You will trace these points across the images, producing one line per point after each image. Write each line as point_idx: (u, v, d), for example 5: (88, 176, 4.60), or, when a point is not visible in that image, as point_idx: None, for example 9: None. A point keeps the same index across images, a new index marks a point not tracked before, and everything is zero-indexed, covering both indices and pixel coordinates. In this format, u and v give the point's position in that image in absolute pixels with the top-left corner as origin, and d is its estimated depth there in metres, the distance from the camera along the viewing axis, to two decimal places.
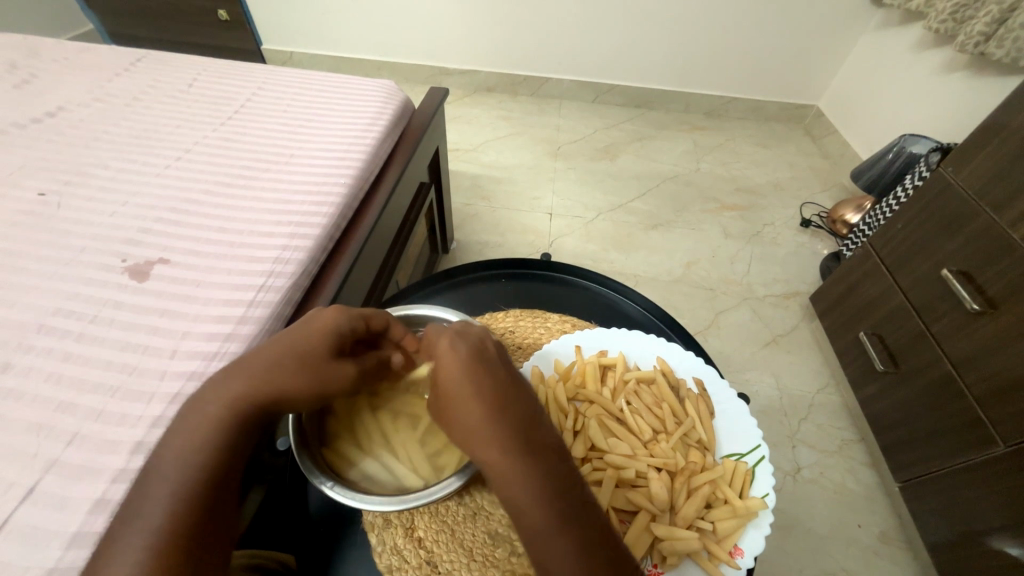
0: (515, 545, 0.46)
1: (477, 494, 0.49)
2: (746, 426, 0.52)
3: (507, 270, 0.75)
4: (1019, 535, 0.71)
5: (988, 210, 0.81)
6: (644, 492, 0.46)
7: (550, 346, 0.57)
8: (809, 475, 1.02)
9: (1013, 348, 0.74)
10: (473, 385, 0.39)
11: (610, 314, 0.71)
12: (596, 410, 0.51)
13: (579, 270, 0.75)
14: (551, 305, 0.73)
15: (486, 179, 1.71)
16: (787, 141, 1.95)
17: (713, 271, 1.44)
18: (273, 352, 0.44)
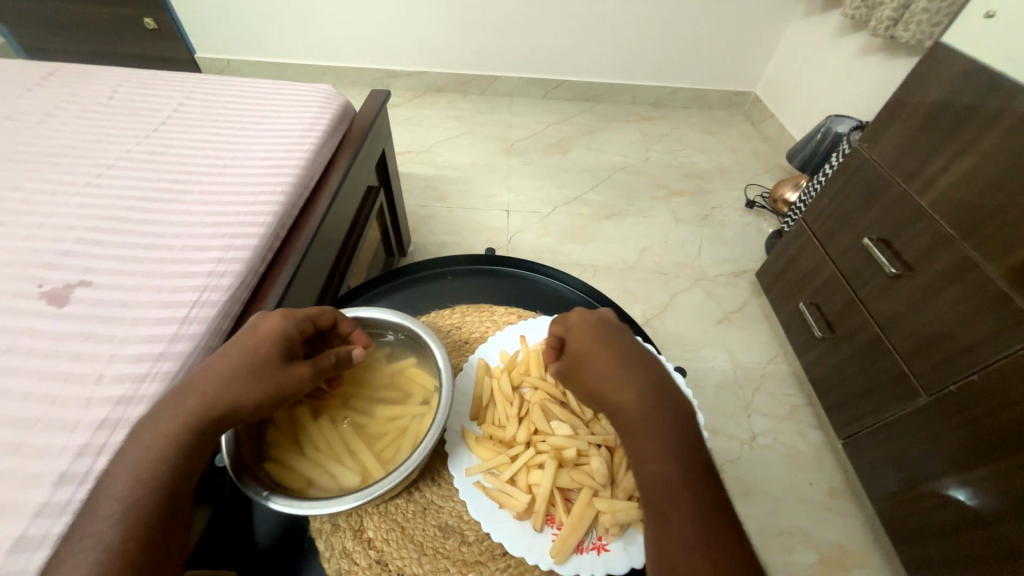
0: (465, 534, 0.47)
1: (427, 489, 0.49)
2: None
3: (452, 269, 0.75)
4: (965, 479, 0.74)
5: (899, 179, 0.88)
6: (586, 470, 0.44)
7: (496, 336, 0.57)
8: (764, 441, 1.07)
9: (930, 305, 0.81)
10: (608, 355, 0.44)
11: (553, 302, 0.72)
12: (540, 395, 0.49)
13: (523, 262, 0.76)
14: (498, 298, 0.73)
15: (440, 180, 1.71)
16: (729, 127, 2.04)
17: (666, 255, 1.49)
18: (230, 360, 0.43)
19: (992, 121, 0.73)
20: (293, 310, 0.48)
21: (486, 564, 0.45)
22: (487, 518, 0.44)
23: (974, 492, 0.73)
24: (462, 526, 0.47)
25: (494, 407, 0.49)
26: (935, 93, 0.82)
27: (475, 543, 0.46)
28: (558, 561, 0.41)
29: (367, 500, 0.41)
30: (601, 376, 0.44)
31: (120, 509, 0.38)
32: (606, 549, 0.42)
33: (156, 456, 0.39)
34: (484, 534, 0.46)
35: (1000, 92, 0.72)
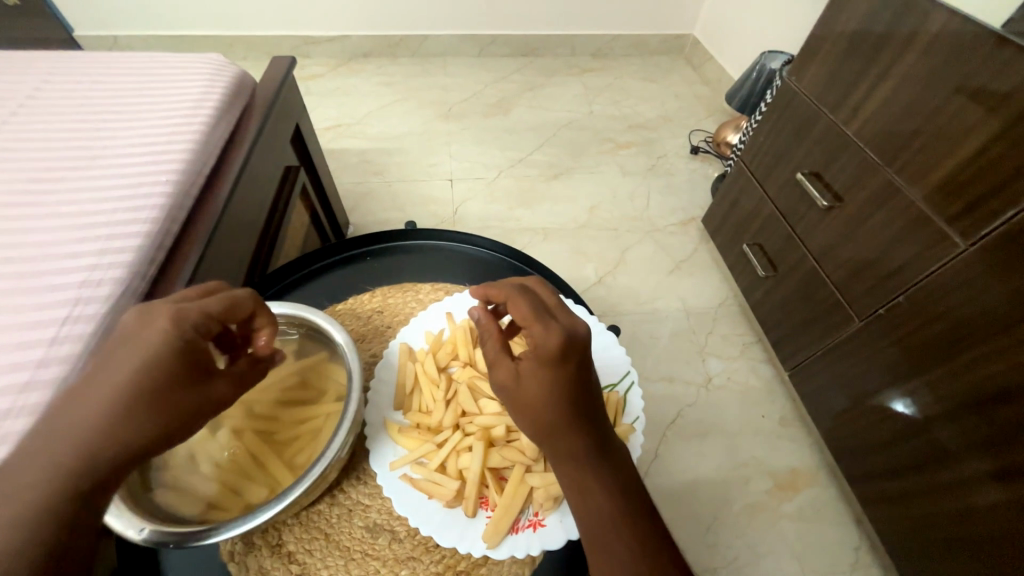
0: (396, 531, 0.44)
1: (351, 490, 0.46)
2: (615, 359, 0.54)
3: (368, 248, 0.68)
4: (897, 394, 0.78)
5: (826, 110, 0.87)
6: (518, 447, 0.43)
7: (420, 316, 0.54)
8: (719, 382, 1.11)
9: (859, 234, 0.83)
10: (541, 333, 0.43)
11: (482, 273, 0.66)
12: (469, 374, 0.47)
13: (444, 232, 0.69)
14: (420, 276, 0.66)
15: (376, 154, 1.61)
16: (670, 73, 2.00)
17: (616, 211, 1.48)
18: (113, 375, 0.35)
19: (908, 43, 0.72)
20: (194, 309, 0.38)
21: (419, 560, 0.43)
22: (416, 511, 0.42)
23: (907, 402, 0.76)
24: (392, 524, 0.45)
25: (420, 393, 0.47)
26: (853, 21, 0.80)
27: (406, 539, 0.44)
28: (492, 544, 0.40)
29: (271, 516, 0.38)
30: (533, 356, 0.42)
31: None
32: (541, 525, 0.42)
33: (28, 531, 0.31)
34: (415, 528, 0.44)
35: (916, 8, 0.71)
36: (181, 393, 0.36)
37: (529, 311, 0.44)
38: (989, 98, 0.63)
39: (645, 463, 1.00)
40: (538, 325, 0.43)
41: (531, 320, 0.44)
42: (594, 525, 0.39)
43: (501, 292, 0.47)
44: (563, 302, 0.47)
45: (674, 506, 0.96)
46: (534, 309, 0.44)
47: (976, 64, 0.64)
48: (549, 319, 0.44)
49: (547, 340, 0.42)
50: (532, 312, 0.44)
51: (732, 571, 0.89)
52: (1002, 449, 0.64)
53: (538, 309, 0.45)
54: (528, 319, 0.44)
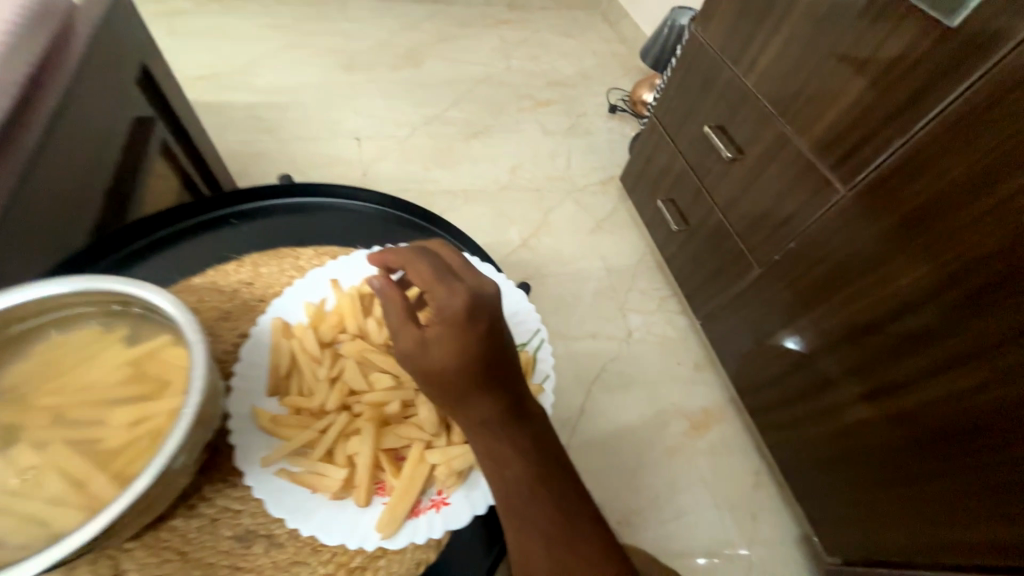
0: (272, 535, 0.40)
1: (216, 498, 0.41)
2: (527, 318, 0.52)
3: (241, 206, 0.61)
4: (791, 331, 0.85)
5: (729, 63, 0.89)
6: (411, 424, 0.42)
7: (298, 287, 0.51)
8: (639, 335, 1.16)
9: (757, 184, 0.87)
10: (446, 296, 0.38)
11: (373, 230, 0.61)
12: (354, 351, 0.45)
13: (332, 186, 0.62)
14: (302, 234, 0.60)
15: (266, 109, 1.41)
16: (588, 28, 1.96)
17: (537, 170, 1.44)
18: None
19: None
20: None
21: (304, 563, 0.39)
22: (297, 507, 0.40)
23: (797, 337, 0.84)
24: (268, 528, 0.40)
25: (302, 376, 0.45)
26: None
27: (285, 542, 0.40)
28: (387, 534, 0.39)
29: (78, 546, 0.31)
30: (439, 322, 0.37)
31: None
32: (445, 504, 0.41)
33: None
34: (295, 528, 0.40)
35: None
36: None
37: (429, 272, 0.39)
38: (855, 62, 0.68)
39: (572, 418, 1.03)
40: (440, 287, 0.38)
41: (432, 281, 0.39)
42: (515, 492, 0.37)
43: (398, 254, 0.41)
44: (467, 261, 0.42)
45: (600, 455, 1.00)
46: (434, 270, 0.39)
47: (852, 20, 0.68)
48: (453, 280, 0.39)
49: (451, 302, 0.37)
50: (432, 273, 0.39)
51: (654, 507, 0.95)
52: (872, 372, 0.72)
53: (439, 268, 0.40)
54: (429, 280, 0.39)
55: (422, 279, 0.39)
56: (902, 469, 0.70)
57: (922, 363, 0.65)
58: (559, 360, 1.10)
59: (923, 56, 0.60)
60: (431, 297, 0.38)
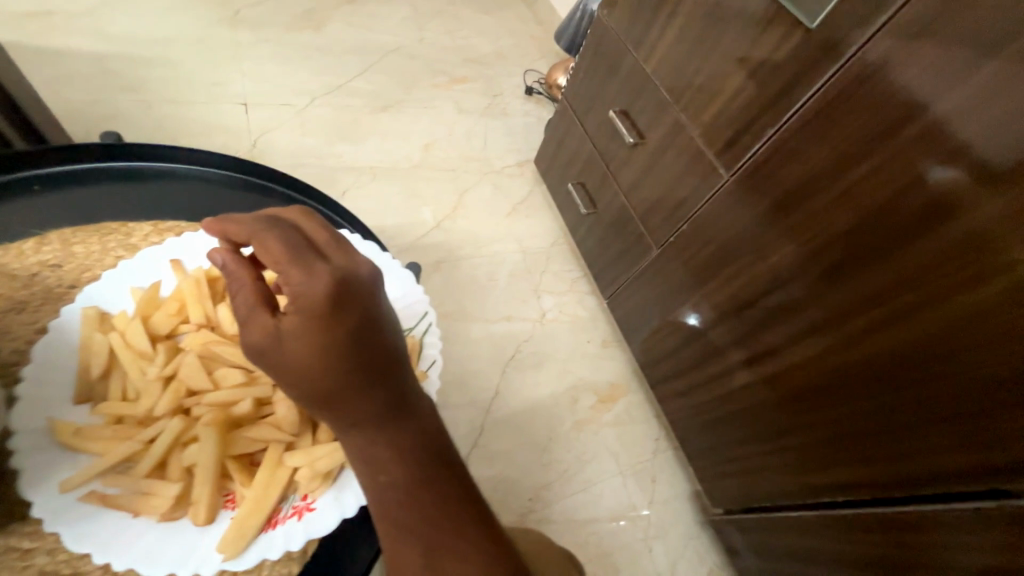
0: (79, 575, 0.37)
1: (4, 537, 0.37)
2: (418, 302, 0.50)
3: (68, 167, 0.54)
4: (686, 306, 0.91)
5: (630, 48, 0.91)
6: (265, 424, 0.40)
7: (125, 270, 0.45)
8: (552, 316, 1.18)
9: (654, 168, 0.91)
10: (300, 279, 0.34)
11: (233, 200, 0.57)
12: (197, 345, 0.42)
13: (186, 150, 0.58)
14: (143, 203, 0.55)
15: (124, 61, 1.19)
16: (506, 7, 1.91)
17: (452, 150, 1.39)
18: None
19: None
20: None
21: None
22: (110, 533, 0.36)
23: (692, 311, 0.90)
24: (73, 566, 0.37)
25: (128, 378, 0.41)
26: None
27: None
28: (230, 556, 0.37)
29: None
30: (292, 308, 0.33)
31: None
32: (308, 510, 0.40)
33: None
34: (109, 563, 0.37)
35: None
36: None
37: (283, 251, 0.35)
38: (730, 61, 0.74)
39: (485, 400, 1.03)
40: (294, 267, 0.34)
41: (286, 261, 0.35)
42: (388, 490, 0.34)
43: (251, 231, 0.37)
44: (338, 238, 0.38)
45: (513, 434, 1.01)
46: (289, 249, 0.35)
47: (728, 18, 0.73)
48: (314, 259, 0.35)
49: (307, 284, 0.34)
50: (287, 252, 0.35)
51: (564, 480, 0.99)
52: (753, 341, 0.80)
53: (297, 246, 0.36)
54: (282, 261, 0.35)
55: (276, 261, 0.35)
56: (773, 424, 0.80)
57: (790, 329, 0.73)
58: (472, 344, 1.09)
59: (786, 56, 0.66)
60: (285, 279, 0.34)
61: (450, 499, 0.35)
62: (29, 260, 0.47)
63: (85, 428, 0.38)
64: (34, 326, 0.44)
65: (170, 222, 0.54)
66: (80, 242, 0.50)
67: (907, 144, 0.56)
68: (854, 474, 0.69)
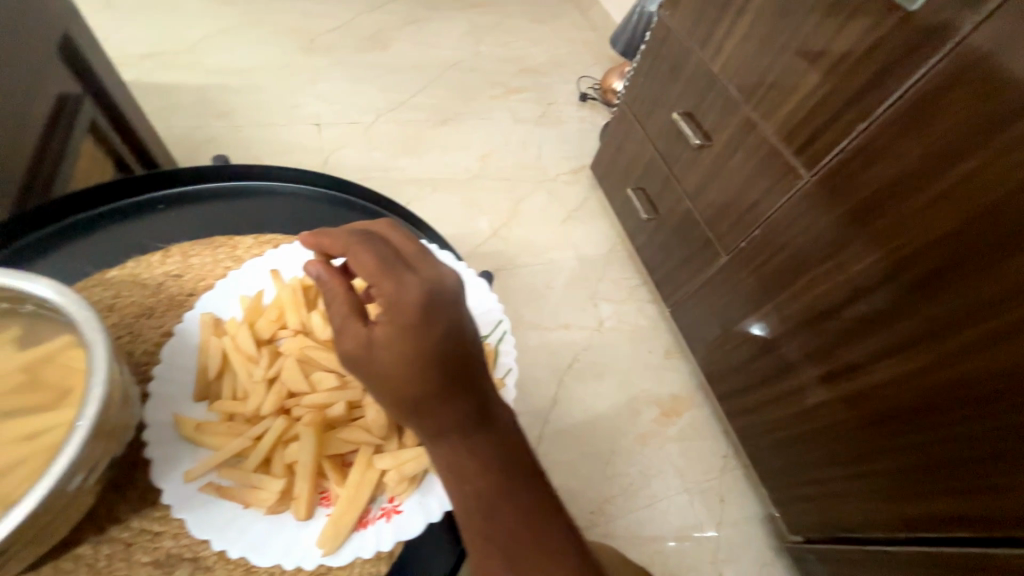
0: (199, 559, 0.40)
1: (139, 519, 0.41)
2: (491, 311, 0.51)
3: (187, 187, 0.61)
4: (755, 315, 0.86)
5: (696, 47, 0.88)
6: (359, 427, 0.43)
7: (232, 281, 0.50)
8: (611, 325, 1.15)
9: (724, 171, 0.86)
10: (391, 292, 0.35)
11: (322, 214, 0.61)
12: (295, 349, 0.45)
13: (280, 169, 0.62)
14: (247, 218, 0.60)
15: (219, 91, 1.33)
16: (560, 15, 1.92)
17: (508, 159, 1.41)
18: None
19: None
20: None
21: None
22: (225, 522, 0.40)
23: (761, 321, 0.84)
24: (193, 550, 0.41)
25: (236, 378, 0.45)
26: None
27: (215, 564, 0.40)
28: (329, 551, 0.39)
29: None
30: (384, 320, 0.35)
31: None
32: (397, 512, 0.41)
33: None
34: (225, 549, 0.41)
35: None
36: None
37: (373, 263, 0.36)
38: (809, 54, 0.69)
39: (544, 410, 1.02)
40: (386, 279, 0.36)
41: (377, 273, 0.36)
42: (471, 500, 0.35)
43: (343, 244, 0.39)
44: (422, 249, 0.39)
45: (572, 446, 0.99)
46: (380, 261, 0.37)
47: (809, 8, 0.68)
48: (403, 271, 0.36)
49: (399, 297, 0.35)
50: (378, 263, 0.37)
51: (626, 495, 0.96)
52: (831, 355, 0.73)
53: (385, 258, 0.37)
54: (374, 273, 0.36)
55: (367, 273, 0.36)
56: (856, 448, 0.72)
57: (874, 344, 0.67)
58: (530, 351, 1.08)
59: (880, 41, 0.60)
60: (377, 290, 0.36)
61: (526, 509, 0.35)
62: (156, 271, 0.54)
63: (203, 424, 0.42)
64: (159, 330, 0.50)
65: (269, 235, 0.58)
66: (195, 254, 0.55)
67: (1013, 144, 0.50)
68: (954, 508, 0.61)
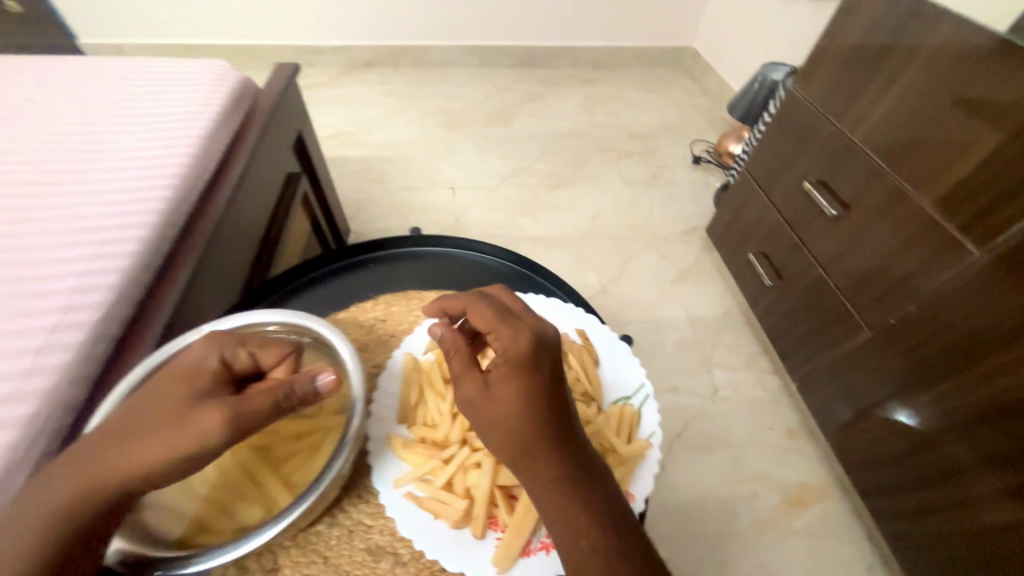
0: (399, 555, 0.48)
1: (354, 511, 0.50)
2: (632, 370, 0.54)
3: (383, 251, 0.75)
4: (903, 401, 0.77)
5: (830, 118, 0.88)
6: None
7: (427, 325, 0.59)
8: (725, 394, 1.09)
9: (866, 241, 0.81)
10: (512, 339, 0.42)
11: (488, 278, 0.72)
12: None
13: (454, 240, 0.76)
14: (429, 279, 0.73)
15: (379, 161, 1.62)
16: (671, 84, 2.02)
17: (618, 219, 1.47)
18: (154, 403, 0.38)
19: (913, 52, 0.73)
20: (224, 341, 0.42)
21: None
22: (422, 529, 0.47)
23: (909, 410, 0.76)
24: (394, 547, 0.48)
25: (428, 405, 0.53)
26: (854, 33, 0.82)
27: (409, 562, 0.48)
28: (502, 569, 0.45)
29: (262, 542, 0.41)
30: (506, 363, 0.41)
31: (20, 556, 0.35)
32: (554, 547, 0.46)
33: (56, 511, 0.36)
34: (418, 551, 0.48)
35: (919, 19, 0.73)
36: (182, 420, 0.37)
37: (492, 315, 0.44)
38: (982, 120, 0.65)
39: None
40: (504, 329, 0.43)
41: (496, 323, 0.44)
42: (575, 539, 0.38)
43: (460, 300, 0.47)
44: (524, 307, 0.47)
45: (683, 522, 0.93)
46: (496, 313, 0.44)
47: (978, 81, 0.66)
48: (517, 323, 0.44)
49: (518, 343, 0.42)
50: (495, 315, 0.44)
51: None
52: (1012, 464, 0.63)
53: (501, 311, 0.45)
54: (492, 323, 0.44)
55: (485, 324, 0.44)
56: None
57: None
58: None
59: None
60: (496, 338, 0.43)
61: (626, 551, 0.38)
62: (367, 316, 0.65)
63: (407, 442, 0.50)
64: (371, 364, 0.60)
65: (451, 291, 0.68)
66: (395, 304, 0.67)
67: None
68: None
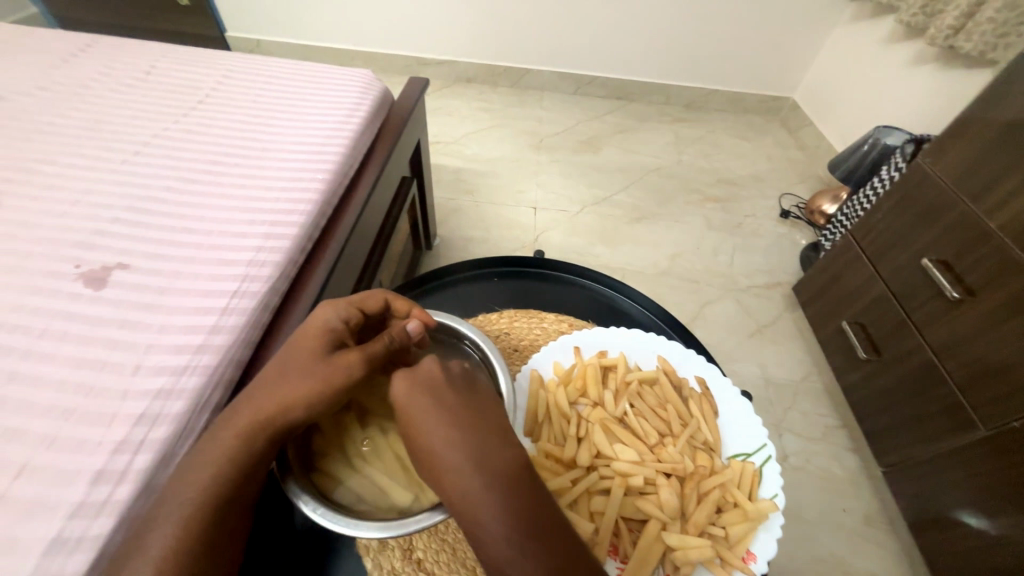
0: None
1: None
2: (756, 432, 0.55)
3: (502, 268, 0.79)
4: (1014, 514, 0.70)
5: (965, 199, 0.83)
6: (652, 499, 0.49)
7: (551, 348, 0.61)
8: (796, 463, 1.03)
9: (995, 335, 0.76)
10: (414, 395, 0.44)
11: (604, 310, 0.76)
12: (599, 415, 0.54)
13: (572, 268, 0.79)
14: (547, 303, 0.77)
15: (468, 172, 1.71)
16: (765, 133, 1.98)
17: (698, 262, 1.45)
18: (297, 352, 0.45)
19: None
20: (341, 299, 0.50)
21: None
22: None
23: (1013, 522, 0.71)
24: None
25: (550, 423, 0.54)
26: (1012, 111, 0.77)
27: None
28: None
29: (423, 526, 0.43)
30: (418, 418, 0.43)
31: (202, 486, 0.39)
32: None
33: (235, 443, 0.41)
34: None
35: None
36: (323, 361, 0.44)
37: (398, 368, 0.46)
38: None
39: None
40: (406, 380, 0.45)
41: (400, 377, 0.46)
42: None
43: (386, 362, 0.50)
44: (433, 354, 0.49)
45: None
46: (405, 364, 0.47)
47: None
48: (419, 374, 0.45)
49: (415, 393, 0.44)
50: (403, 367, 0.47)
51: None
52: None
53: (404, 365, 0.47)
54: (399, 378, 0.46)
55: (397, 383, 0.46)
56: None
57: None
58: None
59: None
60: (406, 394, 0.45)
61: None
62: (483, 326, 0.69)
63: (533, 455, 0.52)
64: None
65: (565, 315, 0.72)
66: (507, 319, 0.70)
67: None
68: None
